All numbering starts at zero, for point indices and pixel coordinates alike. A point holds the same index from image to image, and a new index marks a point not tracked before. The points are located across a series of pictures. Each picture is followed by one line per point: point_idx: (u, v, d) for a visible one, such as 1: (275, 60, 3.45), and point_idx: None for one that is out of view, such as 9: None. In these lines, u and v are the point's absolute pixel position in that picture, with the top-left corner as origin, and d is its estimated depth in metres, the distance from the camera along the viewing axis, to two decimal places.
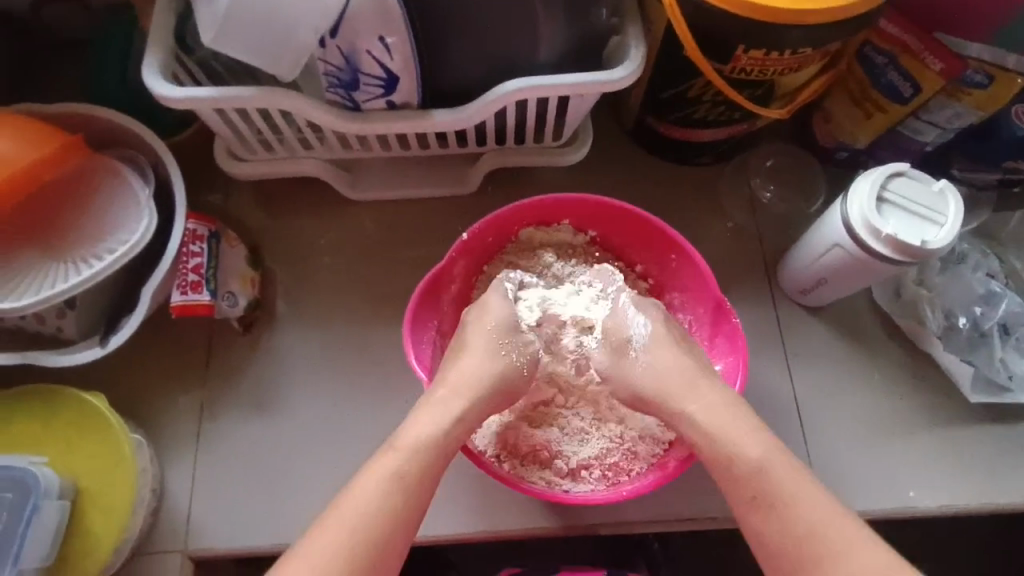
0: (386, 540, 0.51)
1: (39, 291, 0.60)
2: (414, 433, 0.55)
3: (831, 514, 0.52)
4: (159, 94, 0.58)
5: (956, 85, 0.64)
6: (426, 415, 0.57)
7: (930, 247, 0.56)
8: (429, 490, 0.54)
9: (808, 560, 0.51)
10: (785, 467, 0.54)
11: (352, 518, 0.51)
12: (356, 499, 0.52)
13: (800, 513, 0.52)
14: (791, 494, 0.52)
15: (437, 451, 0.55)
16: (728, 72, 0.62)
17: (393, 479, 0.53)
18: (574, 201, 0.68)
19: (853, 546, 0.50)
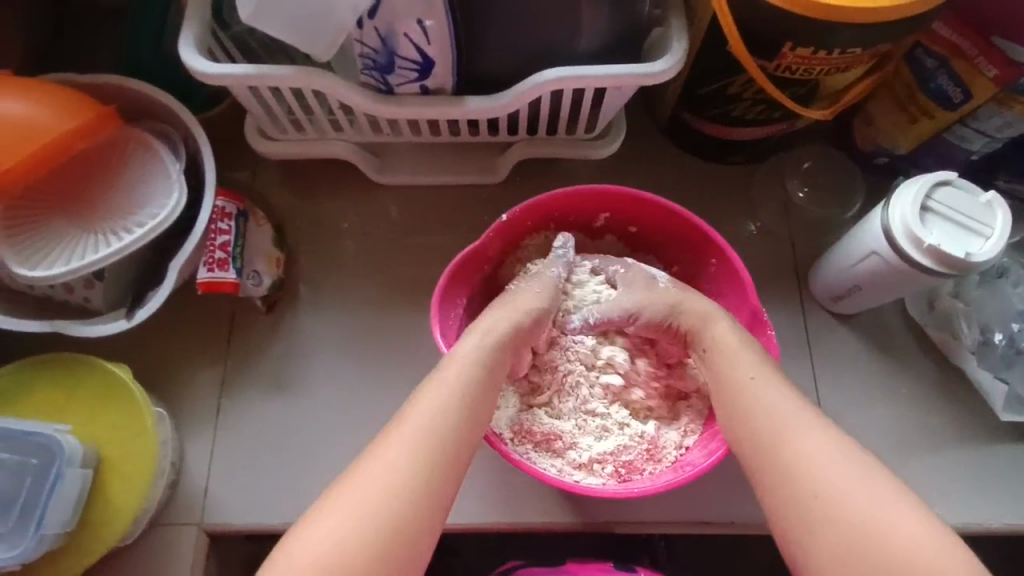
0: (434, 486, 0.49)
1: (70, 261, 0.61)
2: (445, 382, 0.54)
3: (792, 401, 0.53)
4: (195, 70, 0.58)
5: (1010, 93, 0.61)
6: (455, 365, 0.55)
7: (974, 259, 0.54)
8: (470, 437, 0.53)
9: (765, 438, 0.52)
10: (756, 361, 0.56)
11: (400, 464, 0.49)
12: (398, 445, 0.50)
13: (762, 398, 0.54)
14: (755, 380, 0.55)
15: (471, 401, 0.54)
16: (772, 69, 0.60)
17: (432, 426, 0.51)
18: (617, 193, 0.67)
19: (805, 426, 0.51)
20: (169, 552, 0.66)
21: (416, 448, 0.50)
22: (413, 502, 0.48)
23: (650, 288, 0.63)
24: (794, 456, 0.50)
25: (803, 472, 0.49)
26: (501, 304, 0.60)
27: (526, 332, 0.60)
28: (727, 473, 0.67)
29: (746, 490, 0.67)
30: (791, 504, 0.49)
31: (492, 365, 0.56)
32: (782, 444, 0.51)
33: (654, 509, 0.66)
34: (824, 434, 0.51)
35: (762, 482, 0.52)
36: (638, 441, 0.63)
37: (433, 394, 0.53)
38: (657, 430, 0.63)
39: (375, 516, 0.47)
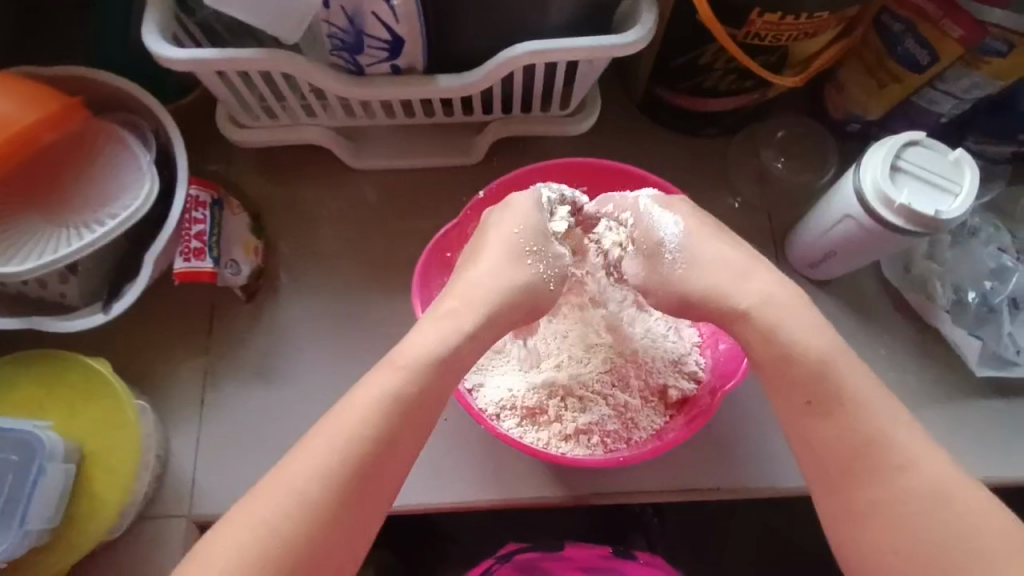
0: (344, 504, 0.48)
1: (40, 255, 0.60)
2: (376, 390, 0.51)
3: (899, 426, 0.51)
4: (161, 56, 0.57)
5: (975, 54, 0.62)
6: (392, 372, 0.53)
7: (943, 217, 0.55)
8: (394, 453, 0.50)
9: (859, 461, 0.50)
10: (855, 374, 0.53)
11: (325, 461, 0.49)
12: (304, 461, 0.49)
13: (862, 420, 0.51)
14: (861, 399, 0.52)
15: (401, 407, 0.51)
16: (741, 38, 0.60)
17: (349, 439, 0.49)
18: (590, 166, 0.68)
19: (916, 457, 0.50)
20: (158, 545, 0.65)
21: (327, 465, 0.48)
22: (319, 518, 0.47)
23: (651, 268, 0.60)
24: (896, 487, 0.49)
25: (906, 505, 0.48)
26: (500, 279, 0.58)
27: (514, 316, 0.58)
28: (713, 440, 0.68)
29: (733, 455, 0.68)
30: (880, 531, 0.49)
31: (443, 364, 0.54)
32: (881, 471, 0.50)
33: (640, 480, 0.67)
34: (936, 469, 0.49)
35: (845, 502, 0.50)
36: (626, 412, 0.63)
37: (360, 403, 0.51)
38: (641, 400, 0.64)
39: (269, 538, 0.46)
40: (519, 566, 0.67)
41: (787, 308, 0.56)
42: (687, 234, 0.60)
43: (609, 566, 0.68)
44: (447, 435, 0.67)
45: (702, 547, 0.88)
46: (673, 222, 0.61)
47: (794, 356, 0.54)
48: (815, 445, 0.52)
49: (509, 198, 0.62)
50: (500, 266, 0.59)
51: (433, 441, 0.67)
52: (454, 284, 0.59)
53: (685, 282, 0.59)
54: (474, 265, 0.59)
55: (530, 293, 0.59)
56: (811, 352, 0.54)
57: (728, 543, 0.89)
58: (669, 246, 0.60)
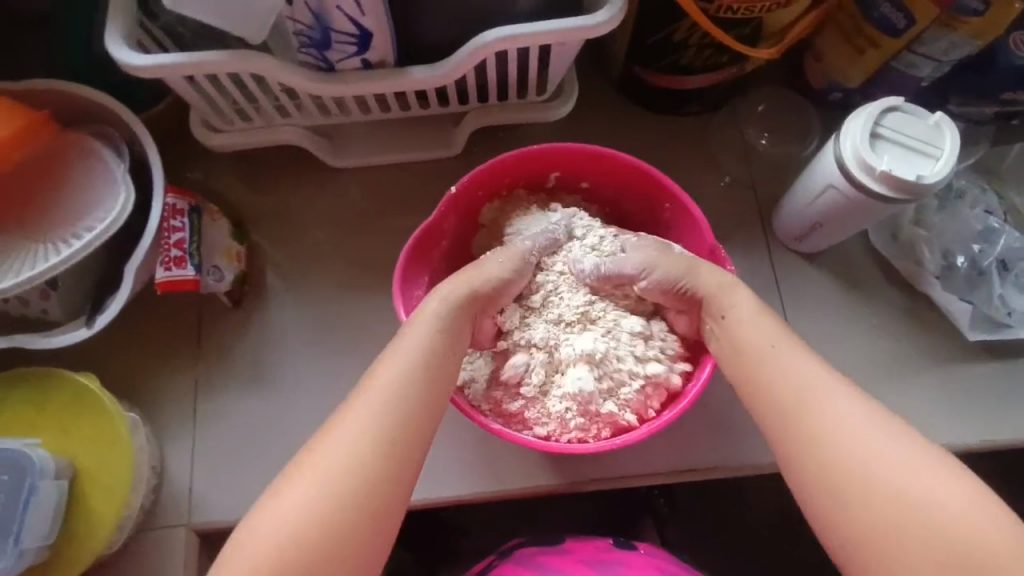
0: (399, 467, 0.49)
1: (19, 272, 0.59)
2: (402, 354, 0.53)
3: (818, 371, 0.52)
4: (125, 63, 0.56)
5: (951, 14, 0.61)
6: (404, 344, 0.54)
7: (925, 182, 0.55)
8: (428, 414, 0.52)
9: (790, 409, 0.51)
10: (774, 327, 0.55)
11: (326, 471, 0.48)
12: (353, 429, 0.49)
13: (783, 370, 0.53)
14: (785, 366, 0.53)
15: (406, 404, 0.51)
16: (714, 11, 0.60)
17: (390, 404, 0.51)
18: (566, 150, 0.66)
19: (837, 397, 0.50)
20: (162, 556, 0.65)
21: (373, 431, 0.49)
22: (377, 481, 0.48)
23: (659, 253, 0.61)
24: (825, 428, 0.49)
25: (838, 442, 0.48)
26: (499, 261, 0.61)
27: (477, 304, 0.59)
28: (708, 420, 0.68)
29: (731, 433, 0.68)
30: (821, 476, 0.48)
31: (433, 365, 0.53)
32: (810, 415, 0.50)
33: (637, 464, 0.67)
34: (859, 406, 0.50)
35: (797, 470, 0.50)
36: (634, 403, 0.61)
37: (362, 404, 0.50)
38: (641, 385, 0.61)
39: (325, 508, 0.47)
40: (521, 561, 0.66)
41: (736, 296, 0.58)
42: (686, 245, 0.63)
43: (610, 557, 0.66)
44: (443, 430, 0.67)
45: (708, 527, 0.89)
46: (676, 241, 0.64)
47: (738, 321, 0.56)
48: (754, 404, 0.54)
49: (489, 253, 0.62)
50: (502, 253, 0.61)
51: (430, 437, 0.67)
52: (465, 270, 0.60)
53: (676, 258, 0.60)
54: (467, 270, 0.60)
55: (500, 284, 0.60)
56: (751, 327, 0.55)
57: (733, 522, 0.89)
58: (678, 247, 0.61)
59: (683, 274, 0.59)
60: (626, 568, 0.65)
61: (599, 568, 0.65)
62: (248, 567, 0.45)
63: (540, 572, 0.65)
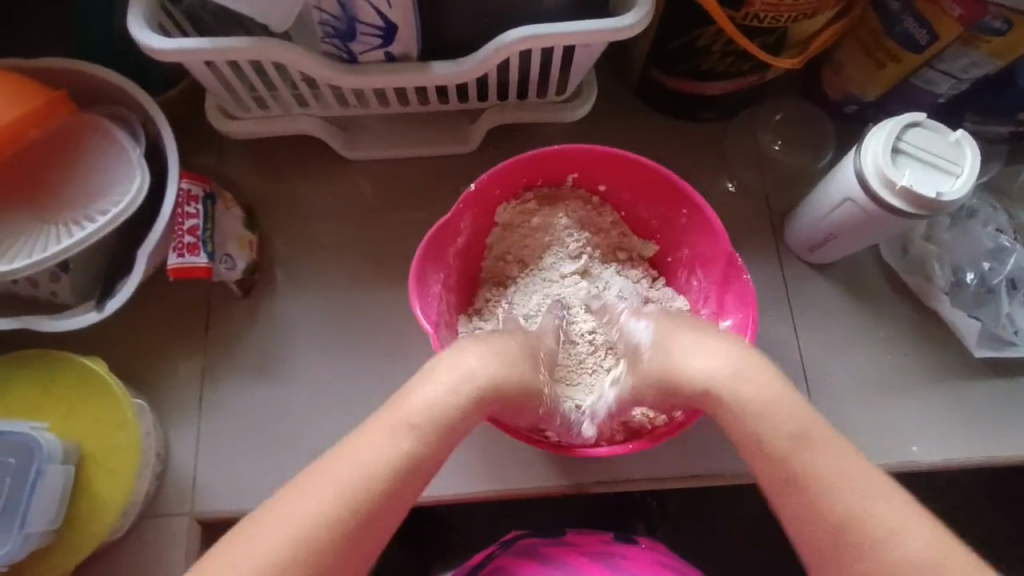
0: (318, 569, 0.47)
1: (32, 253, 0.58)
2: (374, 444, 0.51)
3: (876, 491, 0.49)
4: (148, 46, 0.55)
5: (973, 32, 0.61)
6: (381, 428, 0.52)
7: (945, 199, 0.55)
8: (384, 517, 0.50)
9: (836, 526, 0.49)
10: (829, 440, 0.52)
11: (303, 524, 0.47)
12: (286, 521, 0.47)
13: (839, 495, 0.49)
14: (830, 477, 0.50)
15: (392, 477, 0.50)
16: (740, 19, 0.60)
17: (345, 485, 0.49)
18: (583, 151, 0.66)
19: (901, 517, 0.48)
20: (162, 543, 0.65)
21: (312, 515, 0.47)
22: (343, 546, 0.48)
23: (653, 349, 0.59)
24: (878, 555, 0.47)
25: None
26: (486, 348, 0.57)
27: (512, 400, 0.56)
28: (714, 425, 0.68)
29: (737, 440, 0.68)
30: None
31: (439, 436, 0.52)
32: (852, 530, 0.48)
33: (645, 467, 0.67)
34: (918, 532, 0.47)
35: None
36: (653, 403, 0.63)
37: (354, 465, 0.50)
38: None
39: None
40: (523, 552, 0.66)
41: (776, 399, 0.53)
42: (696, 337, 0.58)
43: (610, 550, 0.67)
44: None
45: (704, 532, 0.89)
46: (644, 328, 0.62)
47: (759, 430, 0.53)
48: (791, 507, 0.51)
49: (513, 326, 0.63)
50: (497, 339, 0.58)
51: None
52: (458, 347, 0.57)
53: (681, 374, 0.56)
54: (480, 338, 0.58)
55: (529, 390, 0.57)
56: (792, 419, 0.52)
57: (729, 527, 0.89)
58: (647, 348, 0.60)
59: (704, 375, 0.55)
60: (627, 561, 0.66)
61: (601, 560, 0.66)
62: None
63: (542, 562, 0.65)
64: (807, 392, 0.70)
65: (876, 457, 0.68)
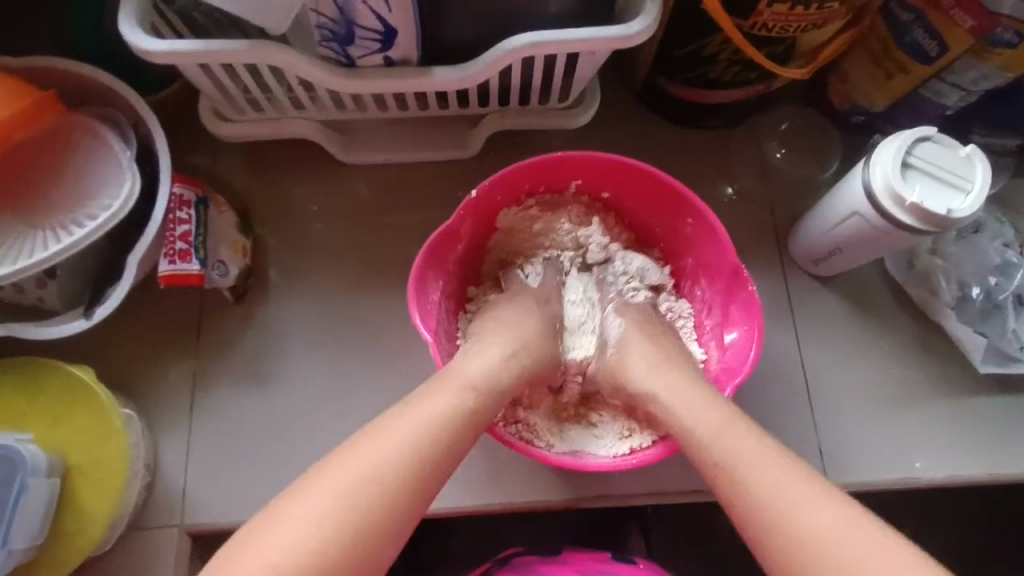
0: (388, 508, 0.48)
1: (17, 259, 0.57)
2: (445, 394, 0.53)
3: (794, 481, 0.49)
4: (139, 47, 0.54)
5: (984, 44, 0.60)
6: (447, 382, 0.54)
7: (955, 216, 0.54)
8: (444, 466, 0.51)
9: (768, 522, 0.49)
10: (749, 436, 0.52)
11: (375, 461, 0.49)
12: (358, 459, 0.49)
13: (775, 469, 0.50)
14: (761, 455, 0.51)
15: (454, 425, 0.52)
16: (748, 28, 0.58)
17: (414, 431, 0.51)
18: (586, 158, 0.64)
19: (811, 506, 0.48)
20: (151, 556, 0.64)
21: (400, 457, 0.49)
22: (408, 487, 0.49)
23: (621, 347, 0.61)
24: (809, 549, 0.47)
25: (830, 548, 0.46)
26: (524, 323, 0.60)
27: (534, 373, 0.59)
28: None
29: None
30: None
31: (491, 390, 0.55)
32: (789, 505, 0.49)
33: (644, 481, 0.66)
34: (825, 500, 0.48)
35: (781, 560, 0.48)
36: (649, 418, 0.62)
37: (419, 411, 0.52)
38: None
39: (338, 509, 0.46)
40: (518, 568, 0.65)
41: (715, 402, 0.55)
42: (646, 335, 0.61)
43: (607, 570, 0.66)
44: None
45: (702, 544, 0.88)
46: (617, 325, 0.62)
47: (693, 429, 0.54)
48: (738, 506, 0.51)
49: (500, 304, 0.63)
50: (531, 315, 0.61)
51: None
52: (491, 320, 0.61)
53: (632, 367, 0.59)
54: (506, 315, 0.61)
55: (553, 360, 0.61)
56: (709, 409, 0.54)
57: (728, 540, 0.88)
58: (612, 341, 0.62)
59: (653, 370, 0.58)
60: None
61: None
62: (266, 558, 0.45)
63: None
64: (810, 405, 0.69)
65: (878, 473, 0.67)
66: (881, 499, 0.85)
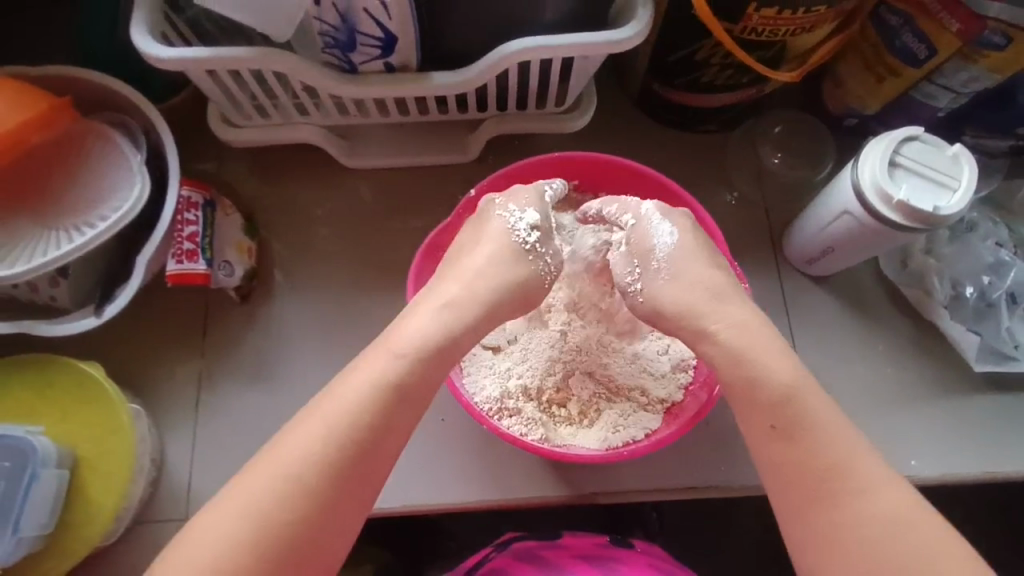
0: (336, 485, 0.48)
1: (32, 258, 0.59)
2: (368, 375, 0.52)
3: (850, 456, 0.50)
4: (150, 56, 0.56)
5: (973, 47, 0.61)
6: (378, 360, 0.53)
7: (942, 213, 0.55)
8: (390, 436, 0.51)
9: (813, 483, 0.50)
10: (813, 404, 0.52)
11: (314, 442, 0.49)
12: (298, 443, 0.49)
13: (832, 444, 0.50)
14: (823, 427, 0.51)
15: (393, 394, 0.51)
16: (738, 32, 0.60)
17: (352, 409, 0.50)
18: (585, 159, 0.67)
19: (862, 486, 0.49)
20: (156, 549, 0.65)
21: (319, 446, 0.49)
22: (353, 460, 0.49)
23: (672, 284, 0.58)
24: (850, 511, 0.48)
25: (873, 523, 0.48)
26: (488, 277, 0.58)
27: (505, 314, 0.58)
28: (710, 436, 0.68)
29: (735, 453, 0.68)
30: (834, 550, 0.48)
31: (439, 354, 0.54)
32: (841, 481, 0.49)
33: (641, 478, 0.67)
34: (879, 483, 0.49)
35: (817, 523, 0.49)
36: (640, 412, 0.63)
37: (353, 386, 0.51)
38: (642, 382, 0.64)
39: (287, 491, 0.47)
40: (518, 555, 0.65)
41: (750, 336, 0.55)
42: (680, 244, 0.59)
43: (605, 554, 0.66)
44: (448, 434, 0.67)
45: (701, 542, 0.89)
46: (668, 231, 0.59)
47: (752, 386, 0.53)
48: (784, 469, 0.51)
49: (483, 233, 0.60)
50: (493, 270, 0.58)
51: (430, 442, 0.67)
52: (451, 268, 0.59)
53: (663, 293, 0.58)
54: (470, 255, 0.59)
55: (527, 288, 0.59)
56: (776, 367, 0.53)
57: (727, 538, 0.89)
58: (658, 255, 0.59)
59: (687, 308, 0.57)
60: (622, 565, 0.65)
61: (594, 563, 0.65)
62: (228, 540, 0.46)
63: (538, 566, 0.64)
64: None
65: None
66: None
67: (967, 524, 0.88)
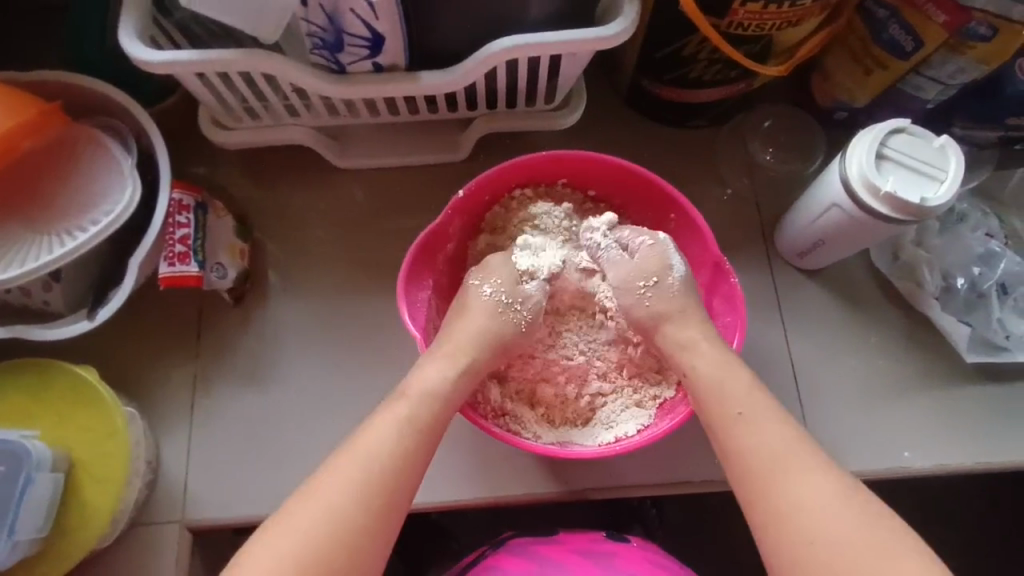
0: (385, 515, 0.51)
1: (24, 262, 0.59)
2: (390, 420, 0.54)
3: (795, 444, 0.52)
4: (138, 59, 0.56)
5: (960, 39, 0.61)
6: (400, 407, 0.55)
7: (929, 205, 0.55)
8: (414, 469, 0.53)
9: (766, 474, 0.51)
10: (761, 402, 0.54)
11: (353, 477, 0.50)
12: (336, 481, 0.50)
13: (780, 434, 0.53)
14: (770, 420, 0.53)
15: (416, 423, 0.54)
16: (725, 27, 0.60)
17: (380, 447, 0.52)
18: (574, 157, 0.66)
19: (809, 471, 0.51)
20: (153, 550, 0.65)
21: (351, 483, 0.50)
22: (392, 484, 0.51)
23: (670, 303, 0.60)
24: (804, 495, 0.50)
25: (823, 505, 0.49)
26: (476, 326, 0.59)
27: (494, 362, 0.60)
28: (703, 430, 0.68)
29: None
30: (790, 535, 0.49)
31: (444, 402, 0.56)
32: (789, 465, 0.51)
33: (634, 473, 0.67)
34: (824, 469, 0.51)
35: (770, 510, 0.50)
36: (633, 410, 0.63)
37: (379, 427, 0.53)
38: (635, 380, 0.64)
39: (333, 517, 0.49)
40: (514, 550, 0.66)
41: (730, 374, 0.56)
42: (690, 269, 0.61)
43: (601, 548, 0.66)
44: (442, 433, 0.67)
45: (698, 536, 0.89)
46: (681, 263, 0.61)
47: (716, 391, 0.55)
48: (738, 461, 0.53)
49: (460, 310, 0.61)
50: (479, 322, 0.59)
51: None
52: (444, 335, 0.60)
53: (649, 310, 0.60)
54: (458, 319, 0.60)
55: (510, 337, 0.60)
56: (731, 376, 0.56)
57: (724, 532, 0.89)
58: (675, 273, 0.60)
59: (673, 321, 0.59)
60: (617, 559, 0.65)
61: (592, 559, 0.65)
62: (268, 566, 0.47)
63: (535, 561, 0.64)
64: (799, 394, 0.70)
65: (866, 463, 0.68)
66: (875, 489, 0.86)
67: (962, 514, 0.88)
